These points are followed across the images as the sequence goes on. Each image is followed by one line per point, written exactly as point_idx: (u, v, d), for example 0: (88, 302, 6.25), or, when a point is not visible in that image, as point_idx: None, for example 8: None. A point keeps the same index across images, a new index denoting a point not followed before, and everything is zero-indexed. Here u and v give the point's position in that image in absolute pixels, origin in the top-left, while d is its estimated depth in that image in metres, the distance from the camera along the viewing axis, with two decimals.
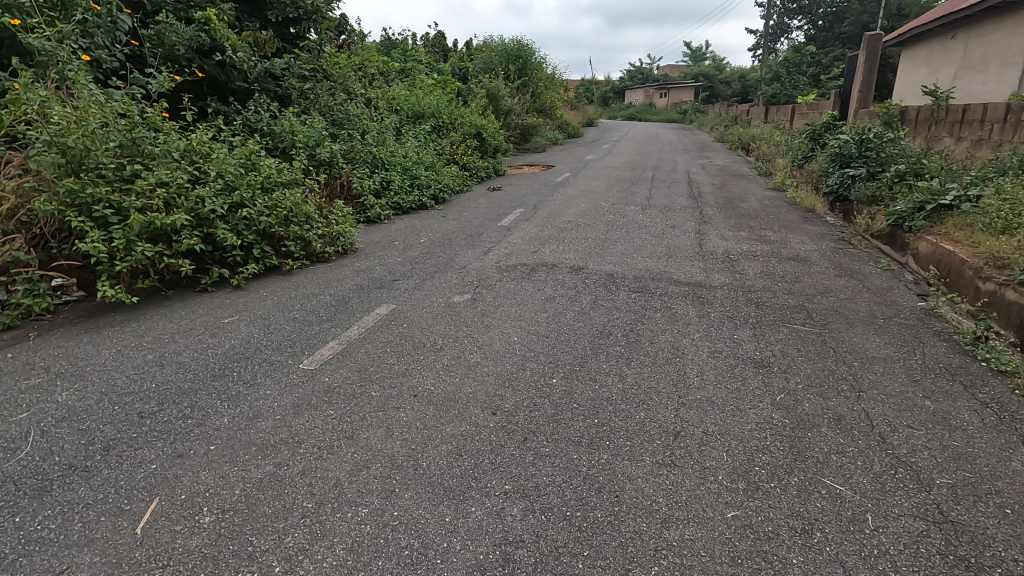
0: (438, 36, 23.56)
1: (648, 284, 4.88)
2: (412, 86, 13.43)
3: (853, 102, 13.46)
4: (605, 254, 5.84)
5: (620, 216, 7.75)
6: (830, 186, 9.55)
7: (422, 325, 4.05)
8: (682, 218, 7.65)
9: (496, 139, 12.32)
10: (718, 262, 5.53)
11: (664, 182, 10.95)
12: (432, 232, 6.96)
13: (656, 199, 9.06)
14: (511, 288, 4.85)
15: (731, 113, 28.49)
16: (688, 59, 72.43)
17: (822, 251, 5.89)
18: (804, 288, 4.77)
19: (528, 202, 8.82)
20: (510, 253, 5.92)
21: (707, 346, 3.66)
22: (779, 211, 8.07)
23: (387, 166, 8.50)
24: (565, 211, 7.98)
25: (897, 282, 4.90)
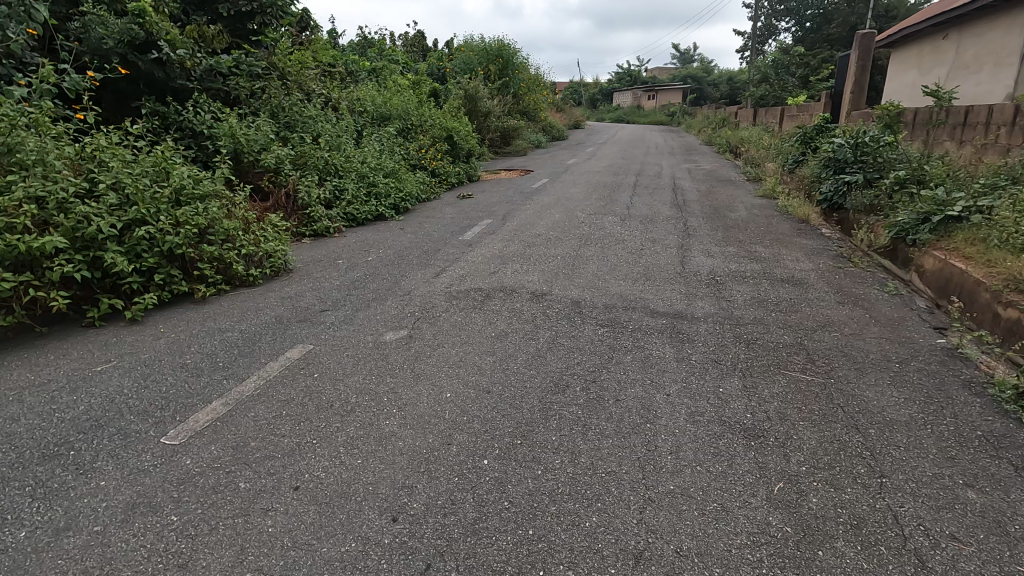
0: (418, 35, 22.78)
1: (620, 316, 4.16)
2: (381, 86, 12.64)
3: (845, 103, 12.86)
4: (574, 275, 5.13)
5: (597, 228, 7.04)
6: (824, 194, 8.90)
7: (337, 375, 3.29)
8: (664, 230, 6.95)
9: (470, 143, 11.54)
10: (702, 285, 4.82)
11: (647, 188, 10.24)
12: (383, 249, 6.18)
13: (638, 208, 8.35)
14: (459, 320, 4.11)
15: (719, 115, 27.96)
16: (676, 62, 72.18)
17: (819, 271, 5.20)
18: (801, 319, 4.07)
19: (498, 212, 8.07)
20: (466, 275, 5.17)
21: (685, 405, 2.93)
22: (770, 222, 7.39)
23: (341, 173, 7.71)
24: (537, 224, 7.24)
25: (908, 311, 4.21)
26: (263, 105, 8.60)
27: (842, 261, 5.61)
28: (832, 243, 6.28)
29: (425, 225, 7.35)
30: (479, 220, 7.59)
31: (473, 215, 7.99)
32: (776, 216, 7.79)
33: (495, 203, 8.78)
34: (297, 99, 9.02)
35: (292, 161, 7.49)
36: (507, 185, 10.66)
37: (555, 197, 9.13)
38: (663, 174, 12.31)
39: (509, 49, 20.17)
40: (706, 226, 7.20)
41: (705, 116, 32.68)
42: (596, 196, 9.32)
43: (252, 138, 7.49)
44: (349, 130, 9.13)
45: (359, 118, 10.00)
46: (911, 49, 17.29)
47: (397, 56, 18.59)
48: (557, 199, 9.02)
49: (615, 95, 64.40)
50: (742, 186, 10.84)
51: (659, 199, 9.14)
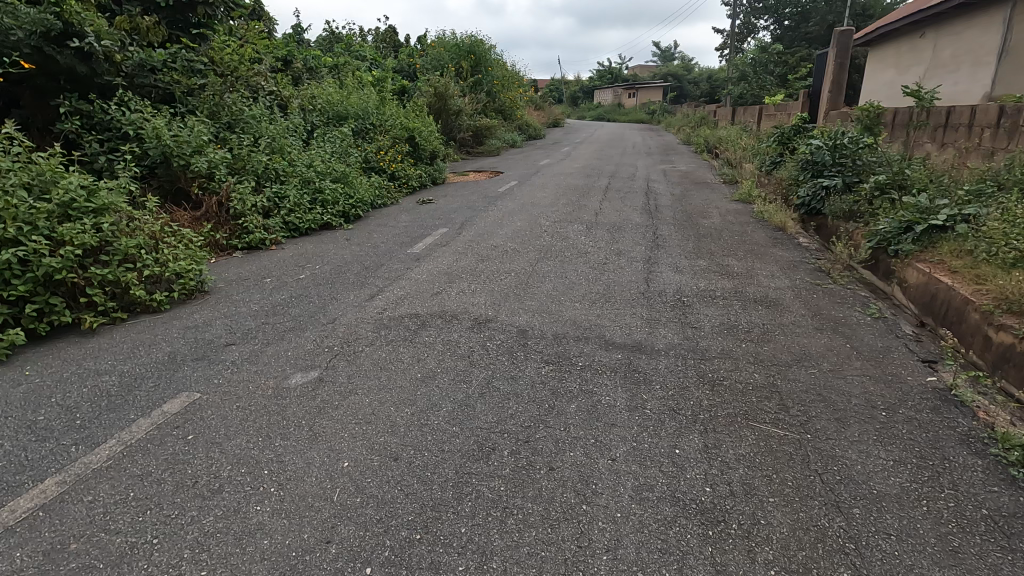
0: (389, 31, 22.05)
1: (569, 348, 3.63)
2: (342, 83, 11.96)
3: (823, 102, 12.50)
4: (527, 296, 4.60)
5: (560, 238, 6.52)
6: (802, 198, 8.49)
7: (216, 435, 2.71)
8: (632, 240, 6.46)
9: (434, 144, 10.92)
10: (666, 307, 4.33)
11: (619, 192, 9.75)
12: (320, 265, 5.58)
13: (606, 214, 7.85)
14: (384, 354, 3.56)
15: (698, 113, 27.65)
16: (658, 60, 72.08)
17: (796, 289, 4.74)
18: (775, 351, 3.58)
19: (456, 221, 7.50)
20: (406, 296, 4.61)
21: (631, 474, 2.42)
22: (745, 230, 6.94)
23: (282, 178, 7.06)
24: (496, 233, 6.70)
25: (893, 339, 3.75)
26: (201, 103, 7.91)
27: (820, 276, 5.16)
28: (809, 255, 5.84)
29: (373, 235, 6.76)
30: (435, 229, 7.02)
31: (429, 224, 7.40)
32: (751, 223, 7.35)
33: (455, 210, 8.21)
34: (240, 97, 8.33)
35: (227, 164, 6.82)
36: (472, 189, 10.08)
37: (520, 203, 8.58)
38: (638, 176, 11.84)
39: (482, 45, 19.56)
40: (677, 235, 6.72)
41: (684, 114, 32.38)
42: (565, 201, 8.80)
43: (183, 139, 6.81)
44: (297, 131, 8.47)
45: (311, 118, 9.33)
46: (888, 48, 17.01)
47: (365, 52, 17.88)
48: (522, 204, 8.47)
49: (596, 93, 64.06)
50: (717, 188, 10.39)
51: (630, 204, 8.65)
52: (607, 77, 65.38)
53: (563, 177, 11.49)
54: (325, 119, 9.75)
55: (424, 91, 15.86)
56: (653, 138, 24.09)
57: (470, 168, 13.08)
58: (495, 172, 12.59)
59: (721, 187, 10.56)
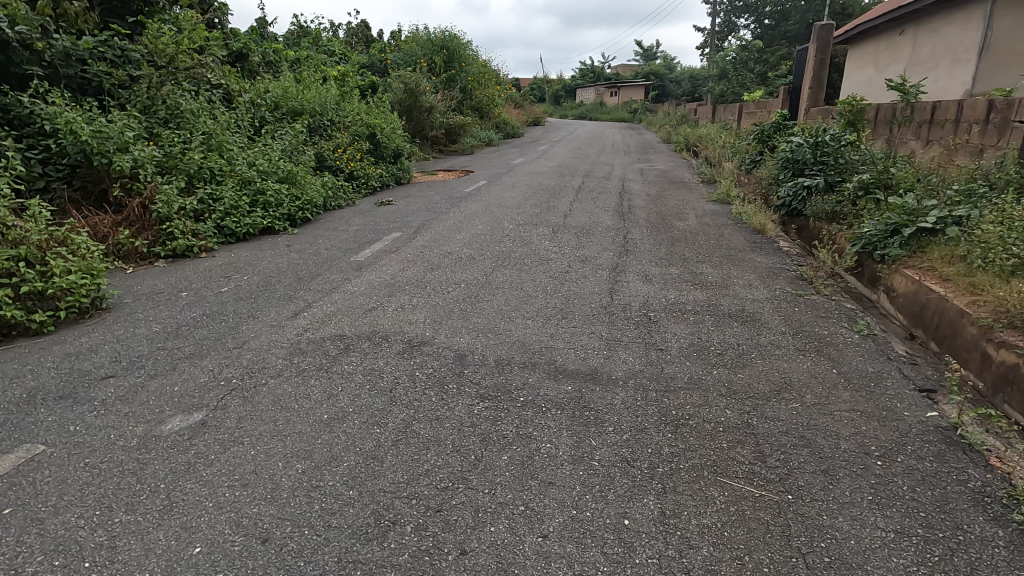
0: (362, 25, 21.35)
1: (512, 377, 3.10)
2: (301, 78, 11.31)
3: (803, 99, 12.13)
4: (475, 311, 4.05)
5: (522, 243, 5.98)
6: (782, 198, 8.05)
7: (40, 508, 2.12)
8: (600, 244, 5.96)
9: (398, 142, 10.31)
10: (630, 324, 3.81)
11: (592, 192, 9.25)
12: (249, 276, 4.97)
13: (576, 216, 7.34)
14: (292, 388, 2.98)
15: (679, 112, 27.32)
16: (640, 59, 71.98)
17: (776, 302, 4.25)
18: (750, 380, 3.08)
19: (413, 224, 6.91)
20: (336, 313, 4.03)
21: (563, 560, 1.88)
22: (722, 233, 6.47)
23: (219, 178, 6.42)
24: (453, 238, 6.13)
25: (885, 362, 3.26)
26: (133, 96, 7.23)
27: (802, 286, 4.68)
28: (790, 261, 5.37)
29: (318, 241, 6.15)
30: (387, 234, 6.43)
31: (383, 227, 6.81)
32: (728, 225, 6.88)
33: (414, 213, 7.62)
34: (179, 90, 7.66)
35: (155, 163, 6.17)
36: (437, 190, 9.49)
37: (486, 204, 8.02)
38: (614, 175, 11.36)
39: (456, 41, 18.96)
40: (649, 239, 6.22)
41: (666, 113, 32.07)
42: (533, 202, 8.26)
43: (105, 136, 6.15)
44: (243, 128, 7.82)
45: (261, 114, 8.67)
46: (868, 45, 16.75)
47: (334, 47, 17.20)
48: (487, 206, 7.92)
49: (579, 92, 63.76)
50: (695, 188, 9.94)
51: (602, 205, 8.14)
52: (590, 76, 65.09)
53: (536, 176, 10.97)
54: (278, 115, 9.11)
55: (394, 87, 15.24)
56: (633, 137, 23.70)
57: (440, 168, 12.51)
58: (466, 172, 12.02)
59: (700, 187, 10.10)
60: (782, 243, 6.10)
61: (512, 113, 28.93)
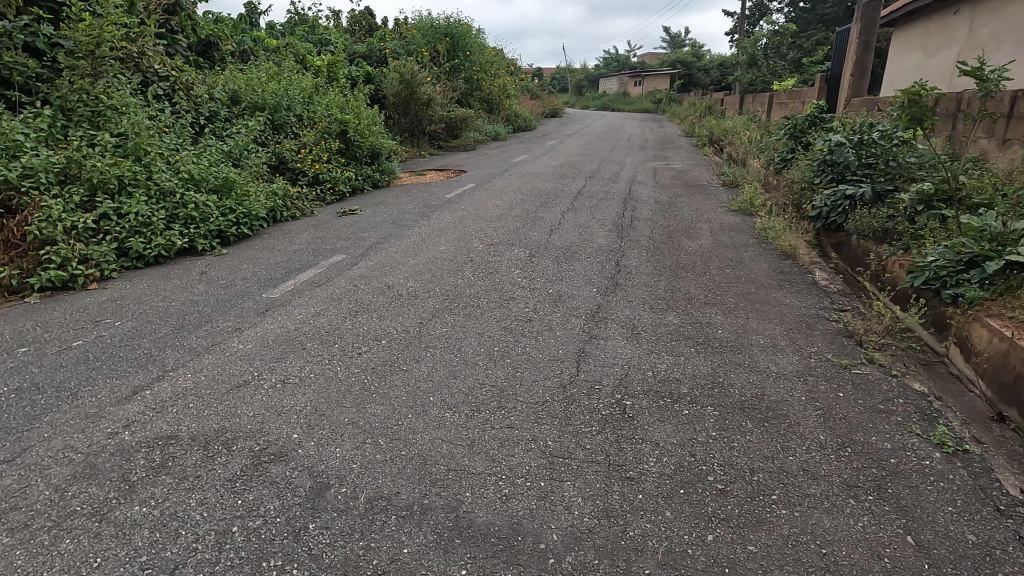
0: (366, 13, 20.26)
1: (379, 539, 1.95)
2: (276, 68, 10.24)
3: (845, 88, 10.57)
4: (380, 393, 2.90)
5: (487, 273, 4.80)
6: (818, 208, 6.68)
7: None
8: (585, 275, 4.75)
9: (378, 141, 9.19)
10: (594, 424, 2.61)
11: (592, 199, 7.98)
12: (125, 320, 3.92)
13: (565, 232, 6.14)
14: (23, 562, 1.87)
15: (704, 103, 25.58)
16: (667, 47, 69.44)
17: (810, 382, 2.98)
18: (769, 561, 1.86)
19: (366, 243, 5.78)
20: (189, 392, 2.92)
21: None
22: (740, 260, 5.18)
23: (130, 189, 5.38)
24: (405, 265, 4.98)
25: (995, 522, 2.01)
26: (52, 90, 6.22)
27: (847, 351, 3.39)
28: (828, 306, 4.08)
29: (240, 268, 5.06)
30: (328, 257, 5.30)
31: (328, 247, 5.69)
32: (751, 247, 5.59)
33: (374, 226, 6.48)
34: (112, 81, 6.63)
35: (53, 170, 5.15)
36: (414, 197, 8.33)
37: (462, 216, 6.83)
38: (623, 176, 10.06)
39: (461, 28, 17.70)
40: (648, 266, 4.98)
41: (691, 104, 30.23)
42: (519, 212, 7.06)
43: None
44: (182, 127, 6.77)
45: (214, 111, 7.63)
46: (915, 27, 14.94)
47: (330, 35, 16.11)
48: (462, 218, 6.72)
49: (602, 81, 61.85)
50: (715, 192, 8.56)
51: (600, 217, 6.88)
52: (614, 65, 63.02)
53: (533, 178, 9.75)
54: (236, 112, 8.06)
55: (389, 79, 14.10)
56: (653, 130, 22.13)
57: (431, 169, 11.37)
58: (458, 173, 10.84)
59: (720, 190, 8.71)
60: (817, 275, 4.77)
61: (526, 104, 27.57)
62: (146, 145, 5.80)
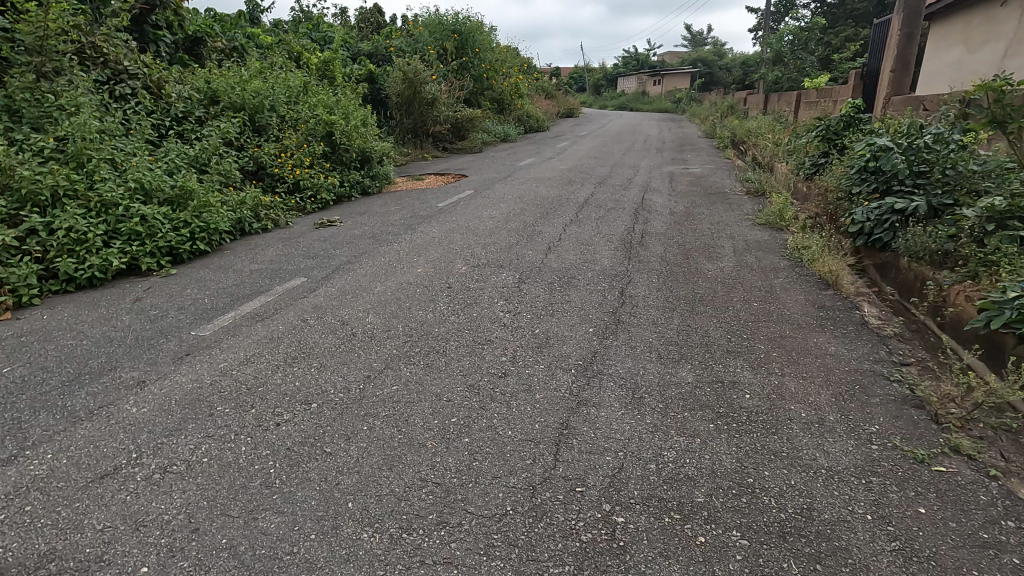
0: (373, 10, 19.67)
1: None
2: (265, 66, 9.62)
3: (884, 86, 9.57)
4: (285, 493, 2.15)
5: (465, 304, 4.03)
6: (859, 222, 5.78)
7: None
8: (583, 307, 3.96)
9: (368, 144, 8.50)
10: (568, 561, 1.82)
11: (600, 209, 7.17)
12: (18, 365, 3.23)
13: (565, 250, 5.35)
14: None
15: (726, 103, 24.48)
16: (688, 46, 67.84)
17: (876, 487, 2.16)
18: None
19: (335, 263, 5.05)
20: (37, 485, 2.21)
21: None
22: (769, 289, 4.34)
23: (65, 201, 4.72)
24: (370, 294, 4.24)
25: None
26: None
27: (917, 429, 2.55)
28: (886, 357, 3.23)
29: (183, 293, 4.38)
30: (287, 281, 4.59)
31: (291, 267, 4.98)
32: (782, 271, 4.74)
33: (349, 242, 5.76)
34: (68, 80, 6.01)
35: None
36: (405, 205, 7.60)
37: (451, 230, 6.08)
38: (636, 182, 9.21)
39: (471, 25, 16.95)
40: (659, 297, 4.17)
41: (713, 104, 29.06)
42: (516, 225, 6.29)
43: None
44: (143, 130, 6.15)
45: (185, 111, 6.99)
46: (955, 21, 13.80)
47: (334, 33, 15.48)
48: (450, 233, 5.96)
49: (621, 81, 60.75)
50: (739, 200, 7.68)
51: (608, 230, 6.07)
52: (633, 64, 61.86)
53: (538, 183, 8.97)
54: (211, 112, 7.42)
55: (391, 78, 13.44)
56: (672, 131, 21.13)
57: (431, 174, 10.64)
58: (459, 178, 10.10)
59: (744, 198, 7.84)
60: (867, 310, 3.92)
61: (541, 104, 26.74)
62: (92, 150, 5.18)
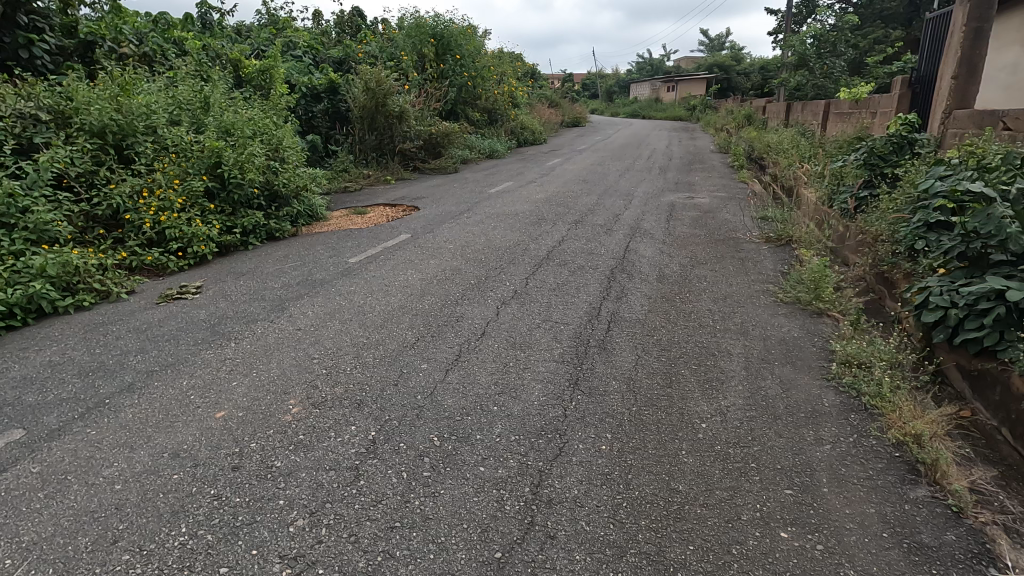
0: (354, 14, 18.07)
1: None
2: (171, 76, 7.91)
3: (942, 97, 7.53)
4: None
5: (233, 523, 2.16)
6: (940, 306, 3.40)
7: None
8: (449, 542, 2.07)
9: (277, 175, 6.69)
10: None
11: (563, 268, 5.29)
12: None
13: (481, 361, 3.47)
14: None
15: (743, 112, 22.33)
16: (704, 51, 65.49)
17: None
18: None
19: (112, 386, 3.23)
20: None
21: None
22: (808, 482, 2.39)
23: None
24: (95, 481, 2.41)
25: None
26: None
27: None
28: None
29: None
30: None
31: (39, 394, 3.16)
32: (826, 424, 2.78)
33: (180, 333, 3.96)
34: None
35: None
36: (308, 259, 5.77)
37: (335, 313, 4.23)
38: (624, 220, 7.29)
39: (454, 29, 15.17)
40: (601, 505, 2.26)
41: (729, 112, 26.85)
42: (433, 302, 4.43)
43: None
44: None
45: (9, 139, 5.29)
46: (1009, 20, 11.68)
47: (298, 38, 13.86)
48: (329, 319, 4.11)
49: (635, 87, 58.77)
50: (756, 254, 5.70)
51: (561, 314, 4.18)
52: (648, 70, 59.80)
53: (498, 223, 7.09)
54: (58, 138, 5.71)
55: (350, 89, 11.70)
56: (682, 144, 19.11)
57: (380, 205, 8.84)
58: (409, 212, 8.26)
59: (763, 250, 5.84)
60: (1015, 568, 1.93)
61: (542, 113, 24.85)
62: None
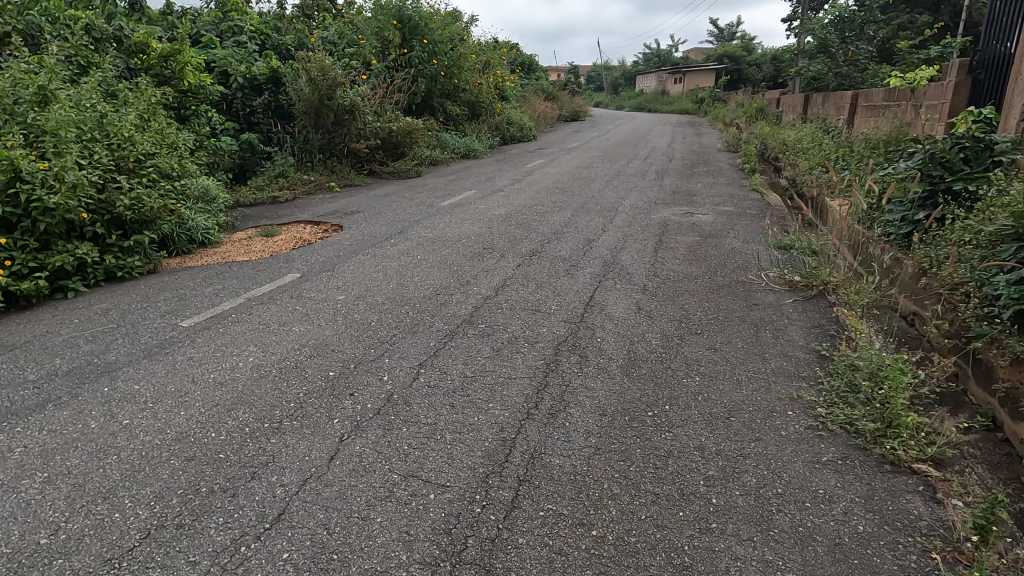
0: None
1: None
2: (20, 60, 6.20)
3: (1018, 85, 5.64)
4: None
5: None
6: None
7: None
8: None
9: (121, 193, 4.99)
10: None
11: (484, 341, 3.55)
12: None
13: None
14: None
15: (755, 105, 20.28)
16: (714, 42, 63.19)
17: None
18: None
19: None
20: None
21: None
22: None
23: None
24: None
25: None
26: None
27: None
28: None
29: None
30: None
31: None
32: None
33: None
34: None
35: None
36: (131, 317, 4.05)
37: (64, 450, 2.50)
38: (597, 249, 5.53)
39: (423, 11, 13.36)
40: None
41: (740, 105, 24.76)
42: (249, 420, 2.71)
43: None
44: None
45: None
46: None
47: (243, 23, 12.15)
48: (37, 469, 2.37)
49: (642, 79, 56.63)
50: (774, 313, 3.91)
51: (437, 457, 2.44)
52: (655, 61, 57.63)
53: (427, 255, 5.33)
54: None
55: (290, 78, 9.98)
56: (687, 141, 17.15)
57: (299, 223, 7.09)
58: (329, 234, 6.50)
59: (785, 306, 4.05)
60: None
61: (535, 107, 22.99)
62: None
